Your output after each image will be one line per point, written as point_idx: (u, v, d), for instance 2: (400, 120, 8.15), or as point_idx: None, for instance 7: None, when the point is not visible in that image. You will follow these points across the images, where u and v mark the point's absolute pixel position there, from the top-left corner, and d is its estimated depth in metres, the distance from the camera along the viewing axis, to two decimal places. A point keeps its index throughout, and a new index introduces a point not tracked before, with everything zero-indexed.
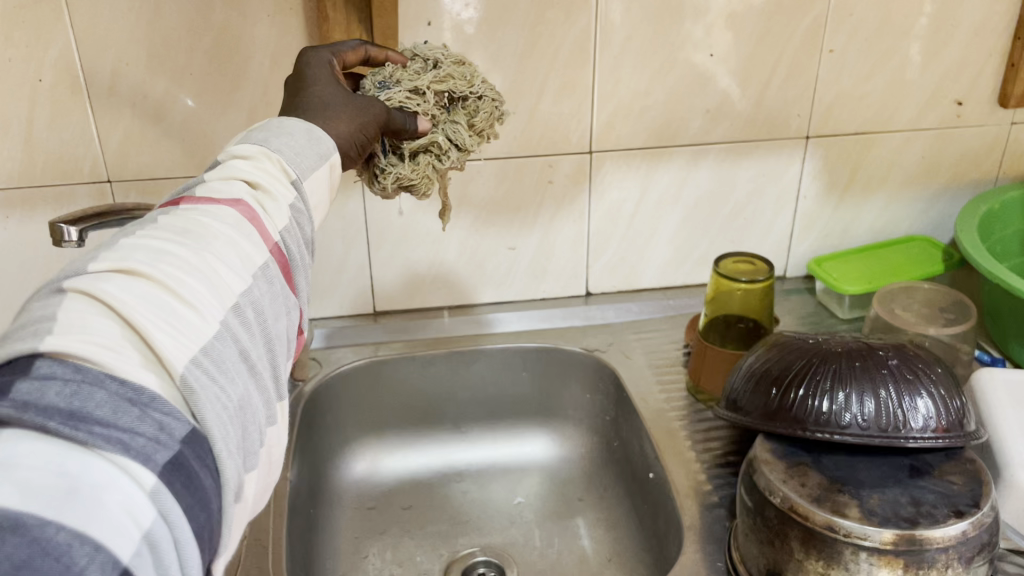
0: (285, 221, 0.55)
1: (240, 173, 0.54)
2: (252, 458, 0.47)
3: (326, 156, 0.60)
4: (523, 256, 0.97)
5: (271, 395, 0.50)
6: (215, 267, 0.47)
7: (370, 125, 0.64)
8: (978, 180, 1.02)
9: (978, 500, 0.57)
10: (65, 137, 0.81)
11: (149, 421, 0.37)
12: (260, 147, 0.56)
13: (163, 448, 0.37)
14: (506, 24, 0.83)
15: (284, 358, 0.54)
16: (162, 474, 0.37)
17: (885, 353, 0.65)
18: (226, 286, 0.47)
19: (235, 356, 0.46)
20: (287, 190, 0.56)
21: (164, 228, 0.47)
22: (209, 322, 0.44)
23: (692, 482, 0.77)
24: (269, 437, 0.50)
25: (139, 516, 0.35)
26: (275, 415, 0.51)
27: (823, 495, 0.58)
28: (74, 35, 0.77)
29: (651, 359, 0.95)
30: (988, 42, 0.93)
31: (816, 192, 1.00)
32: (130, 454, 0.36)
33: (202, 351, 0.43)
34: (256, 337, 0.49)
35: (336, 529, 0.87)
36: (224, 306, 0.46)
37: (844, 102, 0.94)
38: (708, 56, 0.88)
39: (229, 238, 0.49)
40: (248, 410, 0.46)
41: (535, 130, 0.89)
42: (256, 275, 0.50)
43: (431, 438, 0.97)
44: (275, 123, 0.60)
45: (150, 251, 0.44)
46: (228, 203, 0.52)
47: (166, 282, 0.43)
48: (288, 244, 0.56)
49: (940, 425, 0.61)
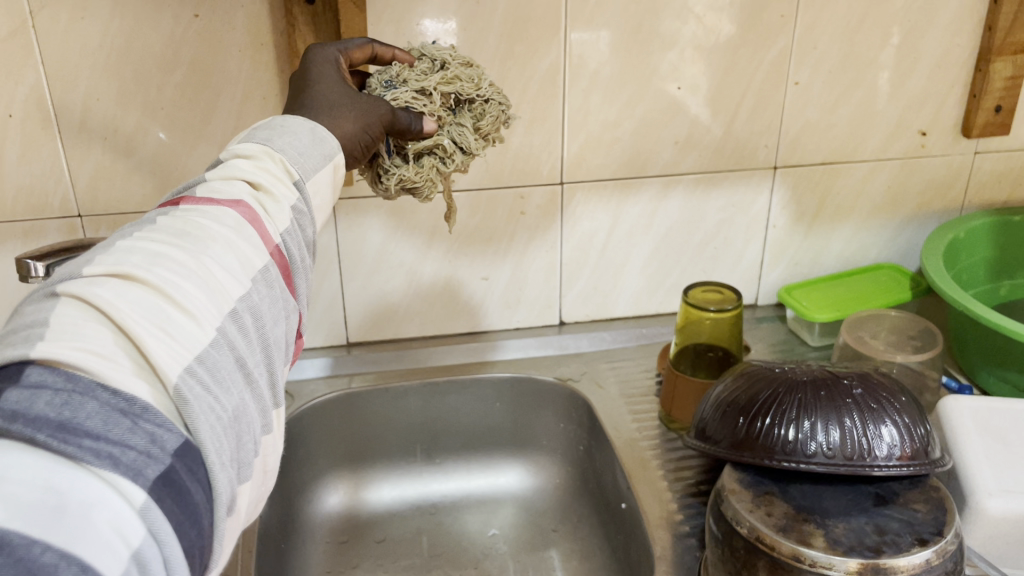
0: (286, 223, 0.55)
1: (242, 174, 0.54)
2: (245, 470, 0.47)
3: (330, 156, 0.61)
4: (497, 286, 0.97)
5: (267, 403, 0.49)
6: (213, 271, 0.46)
7: (375, 124, 0.64)
8: (944, 208, 1.04)
9: (941, 528, 0.58)
10: (35, 172, 0.81)
11: (141, 434, 0.37)
12: (263, 146, 0.57)
13: (153, 463, 0.37)
14: (475, 58, 0.84)
15: (283, 364, 0.54)
16: (152, 490, 0.36)
17: (850, 382, 0.65)
18: (223, 289, 0.46)
19: (231, 365, 0.46)
20: (289, 191, 0.56)
21: (161, 231, 0.47)
22: (205, 329, 0.44)
23: (664, 512, 0.77)
24: (265, 445, 0.50)
25: (128, 534, 0.34)
26: (271, 424, 0.50)
27: (789, 525, 0.58)
28: (45, 70, 0.78)
29: (623, 388, 0.96)
30: (951, 73, 0.95)
31: (785, 221, 1.01)
32: (120, 470, 0.35)
33: (197, 358, 0.42)
34: (254, 344, 0.49)
35: (309, 564, 0.86)
36: (221, 311, 0.46)
37: (811, 132, 0.96)
38: (676, 87, 0.90)
39: (227, 241, 0.49)
40: (243, 420, 0.46)
41: (506, 161, 0.90)
42: (256, 279, 0.50)
43: (405, 471, 0.97)
44: (279, 120, 0.61)
45: (145, 254, 0.44)
46: (229, 204, 0.52)
47: (161, 287, 0.43)
48: (289, 246, 0.56)
49: (905, 453, 0.61)
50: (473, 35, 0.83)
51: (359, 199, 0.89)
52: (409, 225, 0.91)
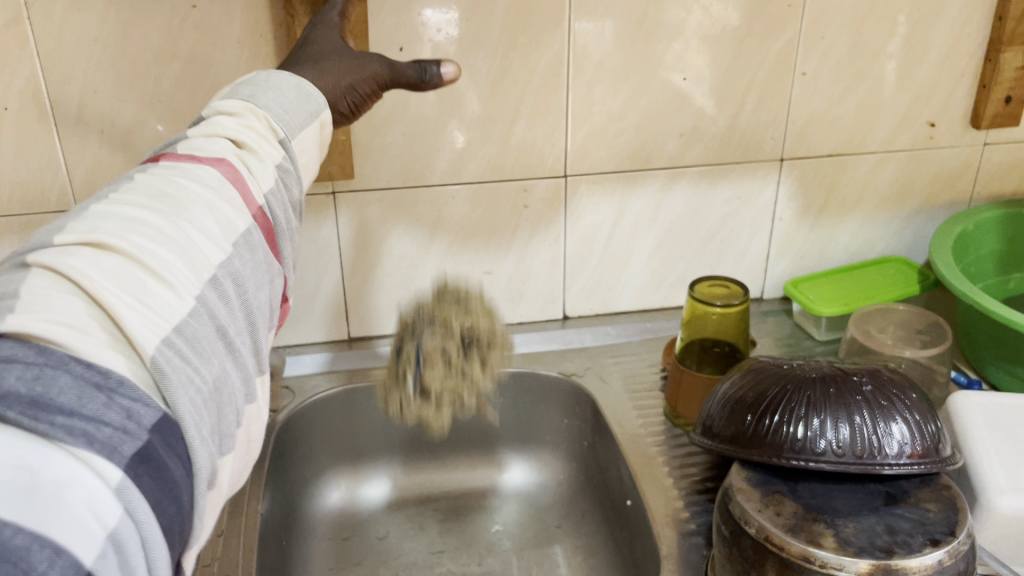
0: (269, 181, 0.57)
1: (226, 132, 0.56)
2: (228, 442, 0.47)
3: (315, 113, 0.63)
4: (499, 280, 0.96)
5: (248, 373, 0.50)
6: (190, 239, 0.47)
7: (366, 81, 0.67)
8: (952, 201, 1.03)
9: (953, 528, 0.57)
10: (32, 166, 0.80)
11: (116, 409, 0.37)
12: (247, 103, 0.59)
13: (130, 439, 0.37)
14: (478, 49, 0.83)
15: (265, 329, 0.55)
16: (128, 466, 0.36)
17: (859, 378, 0.64)
18: (201, 256, 0.47)
19: (211, 334, 0.46)
20: (275, 149, 0.59)
21: (141, 192, 0.48)
22: (183, 297, 0.44)
23: (670, 510, 0.76)
24: (248, 415, 0.51)
25: (103, 515, 0.34)
26: (252, 393, 0.51)
27: (799, 525, 0.57)
28: (40, 62, 0.76)
29: (628, 383, 0.95)
30: (960, 63, 0.94)
31: (792, 214, 1.00)
32: (96, 447, 0.35)
33: (175, 329, 0.43)
34: (235, 312, 0.49)
35: (310, 562, 0.85)
36: (199, 279, 0.46)
37: (818, 123, 0.94)
38: (681, 78, 0.88)
39: (207, 204, 0.50)
40: (224, 391, 0.47)
41: (509, 154, 0.89)
42: (236, 243, 0.51)
43: (407, 466, 0.96)
44: (263, 76, 0.63)
45: (119, 223, 0.45)
46: (210, 164, 0.53)
47: (137, 256, 0.43)
48: (272, 206, 0.57)
49: (915, 450, 0.60)
50: (475, 25, 0.82)
51: (360, 192, 0.88)
52: (411, 218, 0.90)
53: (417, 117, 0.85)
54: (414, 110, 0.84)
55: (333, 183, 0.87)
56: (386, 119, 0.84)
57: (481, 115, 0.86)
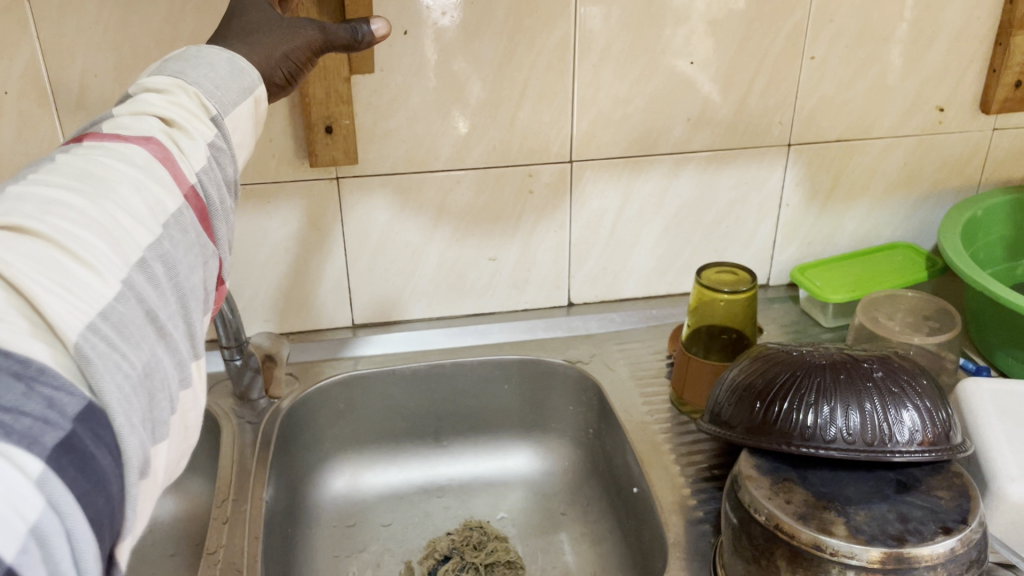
0: (202, 161, 0.51)
1: (152, 109, 0.50)
2: (161, 429, 0.41)
3: (250, 90, 0.57)
4: (504, 267, 0.96)
5: (184, 356, 0.44)
6: (117, 217, 0.41)
7: (300, 49, 0.62)
8: (960, 186, 1.02)
9: (966, 516, 0.56)
10: (33, 151, 0.79)
11: (36, 398, 0.32)
12: (176, 80, 0.52)
13: (52, 429, 0.32)
14: (483, 33, 0.82)
15: (200, 314, 0.48)
16: (50, 459, 0.31)
17: (870, 365, 0.64)
18: (129, 238, 0.41)
19: (141, 319, 0.40)
20: (206, 128, 0.52)
21: (60, 171, 0.42)
22: (109, 281, 0.38)
23: (677, 497, 0.76)
24: (182, 402, 0.44)
25: (23, 507, 0.29)
26: (189, 377, 0.45)
27: (809, 513, 0.57)
28: (40, 47, 0.75)
29: (633, 370, 0.94)
30: (970, 47, 0.93)
31: (799, 200, 0.99)
32: (11, 439, 0.30)
33: (100, 315, 0.37)
34: (167, 295, 0.44)
35: (316, 549, 0.85)
36: (127, 261, 0.40)
37: (825, 108, 0.93)
38: (688, 63, 0.87)
39: (135, 182, 0.44)
40: (155, 377, 0.41)
41: (514, 139, 0.88)
42: (168, 224, 0.45)
43: (411, 453, 0.95)
44: (192, 51, 0.57)
45: (38, 202, 0.39)
46: (138, 142, 0.47)
47: (57, 238, 0.37)
48: (206, 187, 0.51)
49: (927, 438, 0.60)
50: (480, 9, 0.81)
51: (364, 177, 0.87)
52: (416, 204, 0.90)
53: (422, 101, 0.84)
54: (418, 95, 0.83)
55: (337, 168, 0.86)
56: (390, 104, 0.83)
57: (485, 99, 0.85)
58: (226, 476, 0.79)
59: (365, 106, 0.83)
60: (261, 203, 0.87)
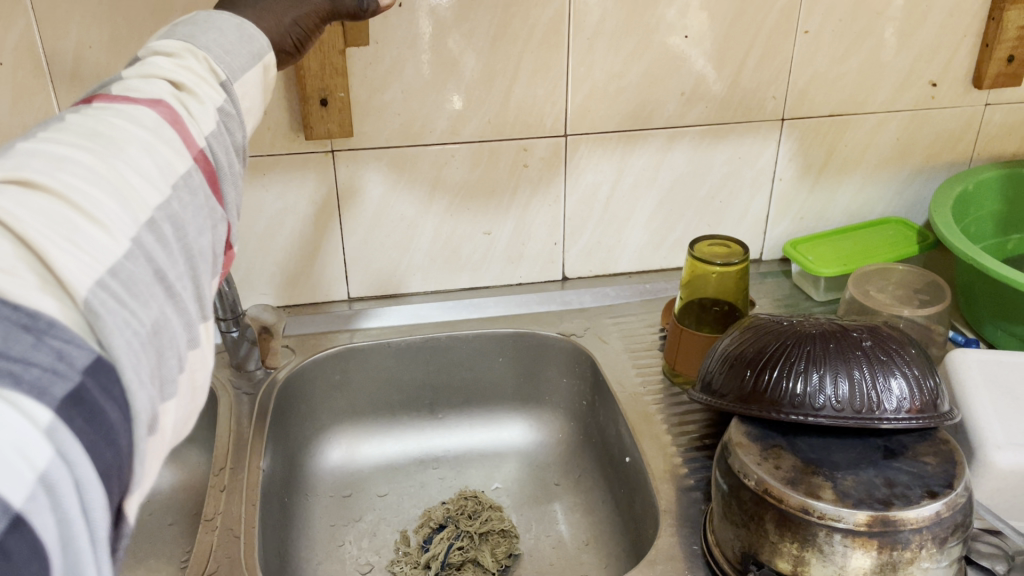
0: (211, 125, 0.51)
1: (161, 73, 0.50)
2: (169, 387, 0.42)
3: (259, 55, 0.58)
4: (500, 241, 0.96)
5: (192, 317, 0.45)
6: (125, 176, 0.41)
7: (308, 16, 0.62)
8: (953, 162, 1.03)
9: (951, 481, 0.57)
10: (28, 123, 0.80)
11: (46, 350, 0.32)
12: (184, 43, 0.53)
13: (62, 380, 0.32)
14: (479, 5, 0.82)
15: (210, 278, 0.49)
16: (60, 409, 0.32)
17: (859, 334, 0.64)
18: (137, 197, 0.42)
19: (149, 278, 0.41)
20: (215, 91, 0.53)
21: (70, 130, 0.42)
22: (117, 239, 0.39)
23: (669, 466, 0.77)
24: (191, 361, 0.45)
25: (32, 454, 0.30)
26: (198, 338, 0.46)
27: (798, 478, 0.58)
28: (35, 18, 0.75)
29: (627, 343, 0.95)
30: (963, 22, 0.93)
31: (792, 174, 0.99)
32: (22, 388, 0.30)
33: (110, 271, 0.37)
34: (176, 256, 0.44)
35: (313, 518, 0.86)
36: (136, 220, 0.41)
37: (819, 83, 0.94)
38: (683, 37, 0.88)
39: (144, 144, 0.44)
40: (164, 334, 0.41)
41: (509, 113, 0.88)
42: (176, 186, 0.46)
43: (408, 425, 0.96)
44: (202, 16, 0.57)
45: (48, 158, 0.39)
46: (146, 104, 0.47)
47: (67, 195, 0.38)
48: (214, 150, 0.52)
49: (914, 405, 0.60)
50: None
51: (359, 150, 0.87)
52: (410, 177, 0.90)
53: (416, 75, 0.84)
54: (413, 68, 0.84)
55: (333, 141, 0.86)
56: (385, 76, 0.83)
57: (480, 73, 0.85)
58: (223, 446, 0.80)
59: (360, 79, 0.83)
60: (257, 176, 0.87)
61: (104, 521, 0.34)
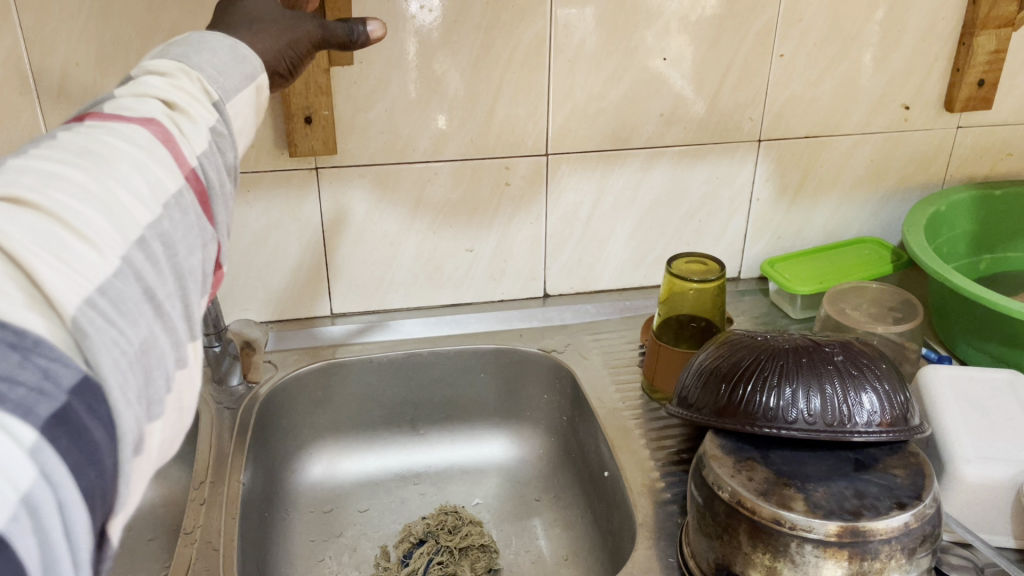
0: (203, 144, 0.52)
1: (156, 92, 0.51)
2: (156, 407, 0.43)
3: (252, 76, 0.59)
4: (481, 258, 0.97)
5: (181, 337, 0.45)
6: (117, 195, 0.42)
7: (302, 41, 0.64)
8: (926, 183, 1.05)
9: (920, 492, 0.58)
10: (14, 138, 0.80)
11: (32, 369, 0.33)
12: (179, 63, 0.54)
13: (47, 400, 0.33)
14: (461, 27, 0.83)
15: (199, 296, 0.50)
16: (44, 429, 0.32)
17: (832, 350, 0.66)
18: (128, 217, 0.42)
19: (139, 296, 0.42)
20: (208, 112, 0.54)
21: (62, 148, 0.43)
22: (108, 258, 0.39)
23: (646, 480, 0.78)
24: (179, 380, 0.46)
25: (17, 476, 0.30)
26: (186, 356, 0.46)
27: (771, 489, 0.59)
28: (23, 36, 0.76)
29: (607, 359, 0.96)
30: (935, 46, 0.95)
31: (769, 195, 1.01)
32: (7, 407, 0.31)
33: (99, 290, 0.38)
34: (165, 274, 0.45)
35: (292, 534, 0.86)
36: (126, 240, 0.42)
37: (794, 105, 0.96)
38: (662, 59, 0.90)
39: (136, 162, 0.45)
40: (153, 353, 0.42)
41: (490, 132, 0.90)
42: (168, 205, 0.47)
43: (389, 441, 0.97)
44: (197, 37, 0.58)
45: (39, 175, 0.40)
46: (140, 123, 0.48)
47: (57, 213, 0.38)
48: (207, 168, 0.52)
49: (884, 419, 0.61)
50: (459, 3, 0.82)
51: (342, 167, 0.88)
52: (393, 194, 0.91)
53: (400, 94, 0.85)
54: (397, 87, 0.85)
55: (317, 158, 0.87)
56: (369, 95, 0.85)
57: (463, 93, 0.87)
58: (204, 460, 0.80)
59: (345, 97, 0.84)
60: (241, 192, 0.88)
61: (87, 543, 0.34)
